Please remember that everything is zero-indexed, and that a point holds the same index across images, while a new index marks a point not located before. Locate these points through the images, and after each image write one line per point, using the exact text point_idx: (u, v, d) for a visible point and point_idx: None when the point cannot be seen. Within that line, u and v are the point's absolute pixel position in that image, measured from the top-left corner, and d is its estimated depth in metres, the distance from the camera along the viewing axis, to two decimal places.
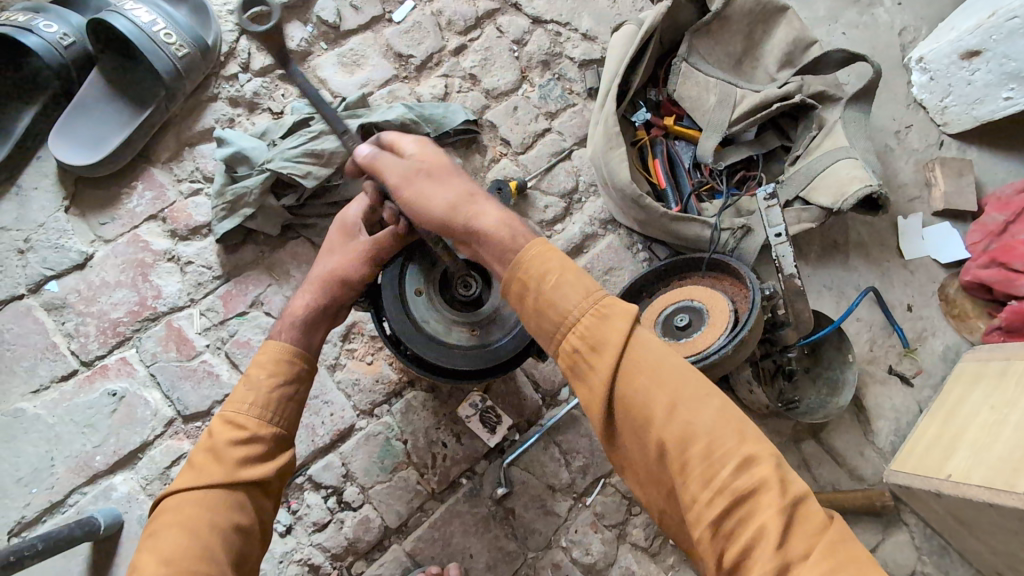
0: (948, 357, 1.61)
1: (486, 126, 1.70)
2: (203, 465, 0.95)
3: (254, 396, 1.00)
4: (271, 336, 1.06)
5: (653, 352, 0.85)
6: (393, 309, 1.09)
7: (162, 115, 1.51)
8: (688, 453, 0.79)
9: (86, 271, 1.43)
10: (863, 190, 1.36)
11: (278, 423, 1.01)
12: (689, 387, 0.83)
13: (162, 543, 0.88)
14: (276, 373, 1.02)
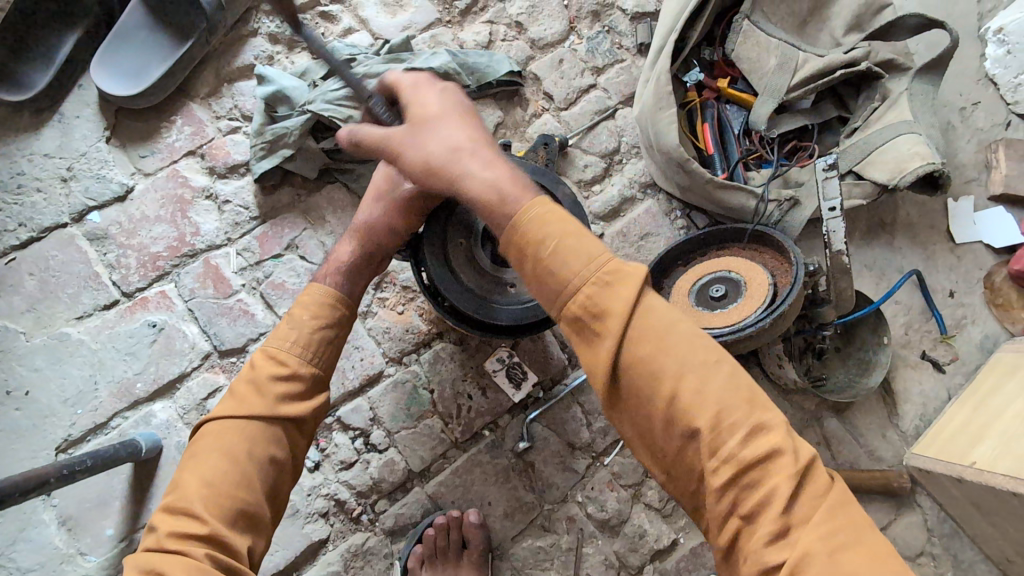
0: (985, 346, 1.57)
1: (530, 78, 1.64)
2: (244, 393, 0.98)
3: (296, 336, 1.02)
4: (315, 280, 1.09)
5: (664, 317, 0.78)
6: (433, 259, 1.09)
7: (203, 48, 1.48)
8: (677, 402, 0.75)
9: (127, 203, 1.44)
10: (924, 168, 1.29)
11: (318, 365, 1.03)
12: (698, 350, 0.76)
13: (202, 464, 0.92)
14: (318, 316, 1.04)
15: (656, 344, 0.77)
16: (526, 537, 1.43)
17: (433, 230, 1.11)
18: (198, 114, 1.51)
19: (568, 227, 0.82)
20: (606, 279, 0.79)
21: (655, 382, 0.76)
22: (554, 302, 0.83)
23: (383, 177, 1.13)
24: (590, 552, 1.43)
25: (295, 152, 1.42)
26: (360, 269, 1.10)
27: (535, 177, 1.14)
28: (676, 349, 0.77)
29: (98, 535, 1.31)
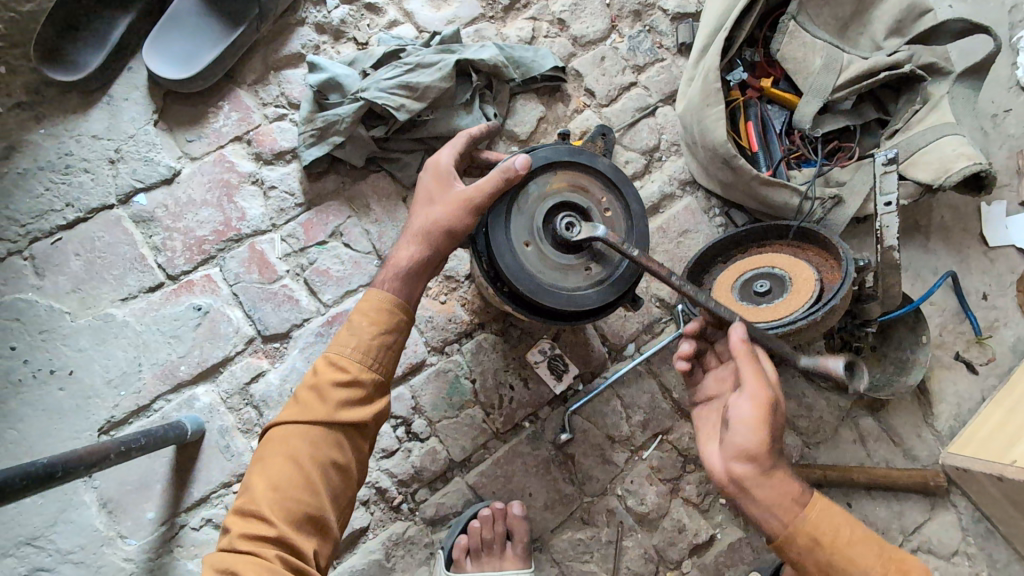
0: (1019, 348, 1.59)
1: (572, 74, 1.66)
2: (304, 401, 0.99)
3: (356, 341, 1.02)
4: (373, 285, 1.07)
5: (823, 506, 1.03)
6: (507, 259, 1.08)
7: (253, 35, 1.49)
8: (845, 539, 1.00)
9: (174, 187, 1.44)
10: (970, 167, 1.32)
11: (377, 370, 1.03)
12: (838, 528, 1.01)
13: (269, 468, 0.95)
14: (377, 322, 1.03)
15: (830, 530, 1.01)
16: (567, 529, 1.43)
17: (498, 229, 1.09)
18: (245, 101, 1.51)
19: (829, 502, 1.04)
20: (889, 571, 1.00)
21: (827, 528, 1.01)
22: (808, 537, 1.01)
23: (432, 180, 1.12)
24: (629, 545, 1.43)
25: (346, 140, 1.43)
26: (419, 272, 1.07)
27: (576, 159, 1.16)
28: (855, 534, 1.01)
29: (139, 518, 1.30)
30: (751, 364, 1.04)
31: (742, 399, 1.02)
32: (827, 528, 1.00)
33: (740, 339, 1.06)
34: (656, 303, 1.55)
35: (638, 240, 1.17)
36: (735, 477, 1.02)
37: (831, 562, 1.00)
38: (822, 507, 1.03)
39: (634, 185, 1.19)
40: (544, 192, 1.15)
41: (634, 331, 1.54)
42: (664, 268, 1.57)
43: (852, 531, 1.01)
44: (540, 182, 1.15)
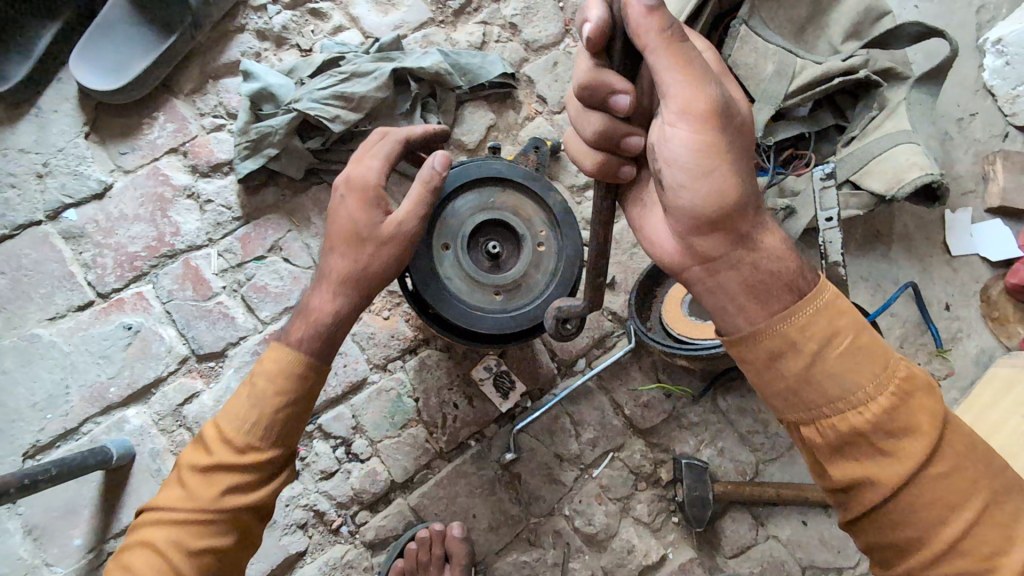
0: (981, 360, 1.55)
1: (523, 80, 1.61)
2: (206, 450, 0.92)
3: (252, 414, 0.91)
4: (281, 342, 0.95)
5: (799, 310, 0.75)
6: (418, 263, 1.04)
7: (187, 44, 1.44)
8: (804, 363, 0.74)
9: (105, 202, 1.40)
10: (922, 178, 1.28)
11: (279, 446, 0.93)
12: (816, 331, 0.74)
13: (138, 555, 0.88)
14: (280, 390, 0.91)
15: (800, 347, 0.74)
16: (512, 551, 1.39)
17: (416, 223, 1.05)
18: (181, 111, 1.46)
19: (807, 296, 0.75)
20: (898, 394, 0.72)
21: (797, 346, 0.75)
22: (769, 367, 0.76)
23: (357, 203, 0.95)
24: (576, 567, 1.39)
25: (281, 152, 1.38)
26: (341, 329, 0.96)
27: (529, 184, 1.10)
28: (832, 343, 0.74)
29: (66, 545, 1.26)
30: (718, 142, 0.76)
31: (675, 129, 0.77)
32: (816, 340, 0.74)
33: (641, 12, 0.73)
34: (607, 316, 1.51)
35: (564, 279, 1.09)
36: (697, 253, 0.81)
37: (772, 344, 0.75)
38: (824, 308, 0.75)
39: (579, 230, 1.10)
40: (484, 204, 1.10)
41: (584, 346, 1.49)
42: (617, 280, 1.53)
43: (859, 360, 0.73)
44: (486, 193, 1.10)
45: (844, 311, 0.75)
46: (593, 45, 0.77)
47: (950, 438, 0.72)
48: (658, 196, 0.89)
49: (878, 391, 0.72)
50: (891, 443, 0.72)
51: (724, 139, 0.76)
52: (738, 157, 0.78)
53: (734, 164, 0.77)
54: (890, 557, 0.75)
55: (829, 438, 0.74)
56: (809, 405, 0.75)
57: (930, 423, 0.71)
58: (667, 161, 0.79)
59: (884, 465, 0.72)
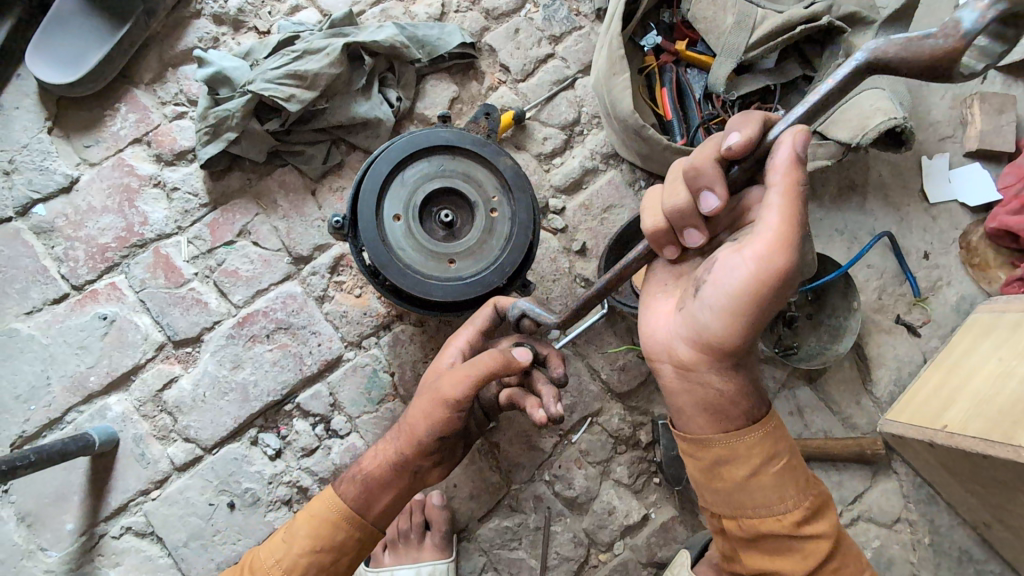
0: (961, 308, 1.53)
1: (485, 50, 1.59)
2: (307, 522, 1.01)
3: (283, 556, 1.00)
4: (339, 481, 1.05)
5: (744, 434, 0.86)
6: (370, 237, 1.06)
7: (142, 32, 1.44)
8: (740, 476, 0.86)
9: (72, 195, 1.41)
10: (885, 123, 1.25)
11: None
12: (751, 455, 0.86)
13: None
14: (315, 537, 1.00)
15: (734, 459, 0.86)
16: (493, 518, 1.41)
17: (367, 195, 1.07)
18: (142, 101, 1.47)
19: (757, 429, 0.86)
20: (807, 514, 0.85)
21: (736, 460, 0.86)
22: (708, 469, 0.89)
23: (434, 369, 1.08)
24: (558, 530, 1.41)
25: (240, 135, 1.38)
26: (383, 481, 1.03)
27: (478, 149, 1.11)
28: (765, 469, 0.86)
29: (59, 530, 1.31)
30: (763, 292, 0.77)
31: (740, 259, 0.78)
32: (758, 457, 0.85)
33: (788, 157, 0.75)
34: (580, 283, 1.50)
35: (517, 243, 1.09)
36: (682, 360, 0.88)
37: (718, 451, 0.87)
38: (769, 433, 0.87)
39: (530, 194, 1.11)
40: (434, 173, 1.10)
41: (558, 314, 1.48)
42: (588, 247, 1.52)
43: (789, 475, 0.86)
44: (435, 161, 1.11)
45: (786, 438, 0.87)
46: (737, 153, 0.77)
47: (843, 552, 0.87)
48: (677, 290, 0.92)
49: (796, 509, 0.85)
50: (795, 545, 0.85)
51: (772, 305, 0.78)
52: (766, 320, 0.81)
53: (762, 323, 0.81)
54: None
55: (746, 530, 0.87)
56: (739, 503, 0.87)
57: (830, 532, 0.86)
58: (717, 279, 0.81)
59: (787, 562, 0.85)
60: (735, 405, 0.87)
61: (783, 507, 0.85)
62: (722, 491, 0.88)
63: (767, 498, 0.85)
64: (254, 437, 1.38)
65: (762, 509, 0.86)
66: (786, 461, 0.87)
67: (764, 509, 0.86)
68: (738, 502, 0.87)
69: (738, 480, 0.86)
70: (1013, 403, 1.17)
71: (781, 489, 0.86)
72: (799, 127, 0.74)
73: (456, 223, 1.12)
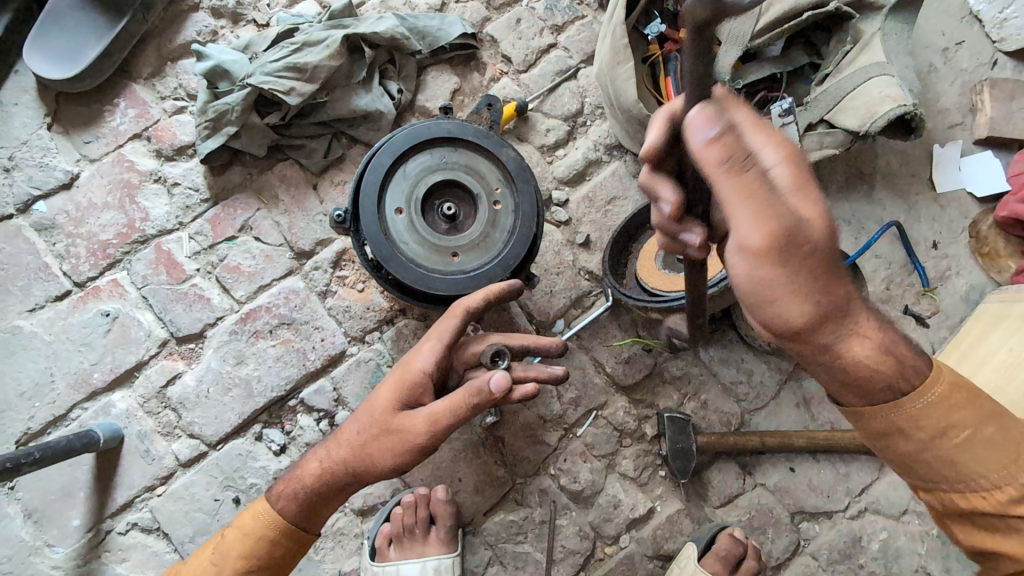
0: (971, 298, 1.51)
1: (486, 41, 1.57)
2: (246, 529, 1.08)
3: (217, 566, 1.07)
4: (275, 490, 1.08)
5: (925, 394, 0.82)
6: (372, 230, 1.05)
7: (140, 26, 1.43)
8: (919, 436, 0.83)
9: (73, 191, 1.40)
10: (895, 111, 1.23)
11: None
12: (947, 417, 0.82)
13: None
14: (247, 550, 1.07)
15: (917, 420, 0.83)
16: (498, 511, 1.41)
17: (369, 188, 1.05)
18: (141, 96, 1.45)
19: (927, 387, 0.82)
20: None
21: (919, 422, 0.83)
22: (880, 431, 0.85)
23: (395, 377, 1.04)
24: (564, 523, 1.41)
25: (240, 129, 1.37)
26: (322, 499, 1.06)
27: (480, 141, 1.09)
28: (970, 432, 0.82)
29: (65, 526, 1.31)
30: (777, 281, 0.74)
31: (734, 260, 0.76)
32: (937, 419, 0.82)
33: (703, 140, 0.69)
34: (584, 276, 1.49)
35: (521, 237, 1.08)
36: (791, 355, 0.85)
37: (913, 416, 0.83)
38: (941, 392, 0.82)
39: (534, 186, 1.10)
40: (436, 165, 1.09)
41: (562, 307, 1.47)
42: (592, 239, 1.50)
43: (1013, 437, 0.83)
44: (438, 154, 1.09)
45: (961, 400, 0.82)
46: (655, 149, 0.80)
47: None
48: None
49: None
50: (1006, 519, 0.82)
51: (801, 278, 0.73)
52: (815, 292, 0.75)
53: (809, 298, 0.75)
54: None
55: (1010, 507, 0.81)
56: (956, 473, 0.83)
57: None
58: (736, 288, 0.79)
59: None
60: (903, 362, 0.82)
61: (1002, 474, 0.82)
62: (910, 453, 0.85)
63: (970, 461, 0.83)
64: (258, 433, 1.37)
65: (989, 481, 0.82)
66: (1002, 427, 0.83)
67: (959, 472, 0.83)
68: (920, 461, 0.84)
69: (913, 442, 0.83)
70: None
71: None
72: (693, 107, 0.68)
73: (459, 216, 1.11)
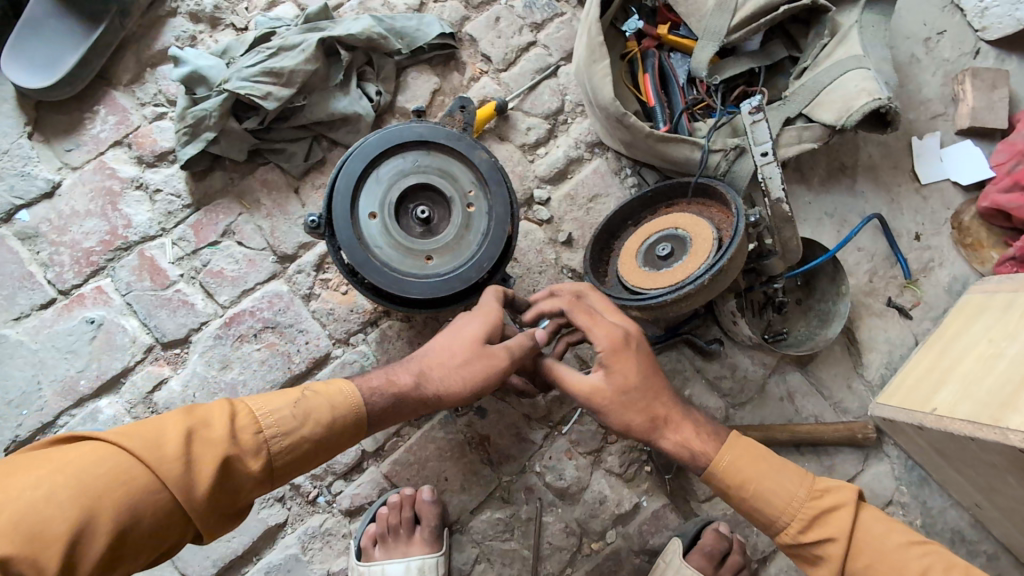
0: (953, 289, 1.51)
1: (465, 40, 1.56)
2: (335, 407, 0.99)
3: (279, 412, 0.95)
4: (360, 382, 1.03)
5: (730, 452, 1.08)
6: (345, 235, 1.05)
7: (118, 32, 1.43)
8: (746, 489, 1.06)
9: (55, 200, 1.41)
10: (870, 104, 1.22)
11: (289, 457, 0.95)
12: (745, 464, 1.07)
13: (133, 429, 0.88)
14: (323, 414, 0.98)
15: (740, 479, 1.06)
16: (485, 509, 1.42)
17: (341, 193, 1.06)
18: (121, 102, 1.46)
19: (729, 443, 1.09)
20: (819, 507, 1.04)
21: (740, 476, 1.07)
22: (727, 497, 1.09)
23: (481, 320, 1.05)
24: (550, 520, 1.42)
25: (219, 135, 1.37)
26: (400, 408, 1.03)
27: (452, 144, 1.10)
28: (767, 474, 1.06)
29: None
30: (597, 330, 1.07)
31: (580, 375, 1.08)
32: (739, 467, 1.07)
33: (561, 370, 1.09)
34: (567, 274, 1.49)
35: (494, 240, 1.09)
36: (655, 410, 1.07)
37: (729, 480, 1.07)
38: (738, 442, 1.09)
39: (507, 188, 1.10)
40: (409, 169, 1.09)
41: None
42: (574, 237, 1.51)
43: (787, 494, 1.05)
44: (410, 157, 1.10)
45: (752, 450, 1.08)
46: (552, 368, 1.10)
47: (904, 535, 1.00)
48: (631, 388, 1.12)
49: (837, 507, 1.03)
50: (797, 549, 1.06)
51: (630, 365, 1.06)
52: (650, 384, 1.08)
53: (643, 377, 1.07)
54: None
55: (818, 540, 1.03)
56: (774, 517, 1.06)
57: (834, 518, 1.03)
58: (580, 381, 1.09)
59: (853, 555, 1.01)
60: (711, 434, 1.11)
61: (796, 507, 1.04)
62: (750, 509, 1.07)
63: (783, 497, 1.05)
64: None
65: (788, 510, 1.05)
66: (795, 468, 1.08)
67: (777, 514, 1.05)
68: (758, 513, 1.07)
69: (744, 497, 1.07)
70: (1001, 386, 1.15)
71: (809, 489, 1.05)
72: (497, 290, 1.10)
73: (434, 219, 1.11)
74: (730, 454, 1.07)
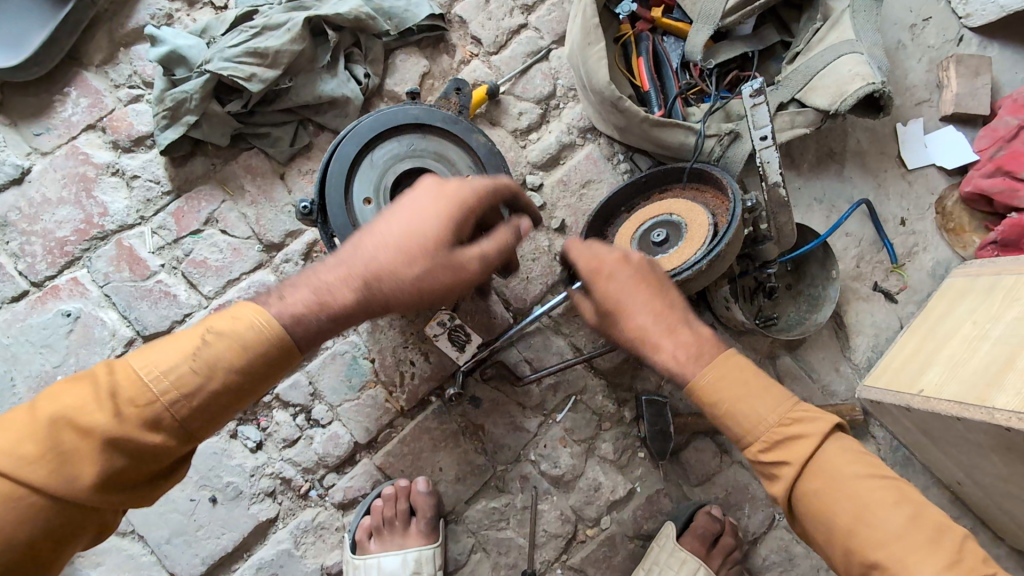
0: (937, 273, 1.55)
1: (455, 21, 1.52)
2: (241, 346, 0.79)
3: (167, 371, 0.76)
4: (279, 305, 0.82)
5: (712, 364, 0.91)
6: (339, 221, 1.02)
7: (88, 9, 1.35)
8: (716, 401, 0.90)
9: (25, 187, 1.34)
10: (863, 89, 1.23)
11: (195, 416, 0.78)
12: (727, 375, 0.90)
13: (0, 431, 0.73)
14: (231, 363, 0.78)
15: (711, 387, 0.90)
16: (480, 499, 1.42)
17: (334, 178, 1.02)
18: (94, 84, 1.39)
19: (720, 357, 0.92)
20: (789, 432, 0.88)
21: (716, 386, 0.90)
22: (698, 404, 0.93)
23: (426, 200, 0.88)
24: (545, 508, 1.42)
25: (200, 118, 1.33)
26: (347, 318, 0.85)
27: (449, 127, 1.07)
28: (742, 389, 0.90)
29: None
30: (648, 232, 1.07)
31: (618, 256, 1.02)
32: (715, 378, 0.90)
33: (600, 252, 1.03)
34: (560, 262, 1.48)
35: (493, 225, 1.06)
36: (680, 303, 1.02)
37: (702, 390, 0.91)
38: (725, 357, 0.92)
39: (505, 172, 1.08)
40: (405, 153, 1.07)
41: (539, 293, 1.46)
42: (567, 224, 1.49)
43: (757, 413, 0.89)
44: (406, 141, 1.07)
45: (735, 363, 0.91)
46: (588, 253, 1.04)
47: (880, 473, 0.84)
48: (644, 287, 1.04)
49: (808, 433, 0.87)
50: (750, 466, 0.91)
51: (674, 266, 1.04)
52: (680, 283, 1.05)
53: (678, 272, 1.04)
54: (826, 558, 0.87)
55: (776, 465, 0.88)
56: (740, 433, 0.90)
57: (807, 446, 0.87)
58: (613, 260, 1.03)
59: (814, 483, 0.85)
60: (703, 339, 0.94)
61: (766, 427, 0.88)
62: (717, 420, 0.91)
63: (753, 415, 0.89)
64: (233, 431, 1.35)
65: (755, 427, 0.89)
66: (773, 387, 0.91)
67: (744, 432, 0.90)
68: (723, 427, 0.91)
69: (713, 409, 0.91)
70: (983, 368, 1.17)
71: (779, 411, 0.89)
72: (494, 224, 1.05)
73: None
74: (711, 369, 0.91)
